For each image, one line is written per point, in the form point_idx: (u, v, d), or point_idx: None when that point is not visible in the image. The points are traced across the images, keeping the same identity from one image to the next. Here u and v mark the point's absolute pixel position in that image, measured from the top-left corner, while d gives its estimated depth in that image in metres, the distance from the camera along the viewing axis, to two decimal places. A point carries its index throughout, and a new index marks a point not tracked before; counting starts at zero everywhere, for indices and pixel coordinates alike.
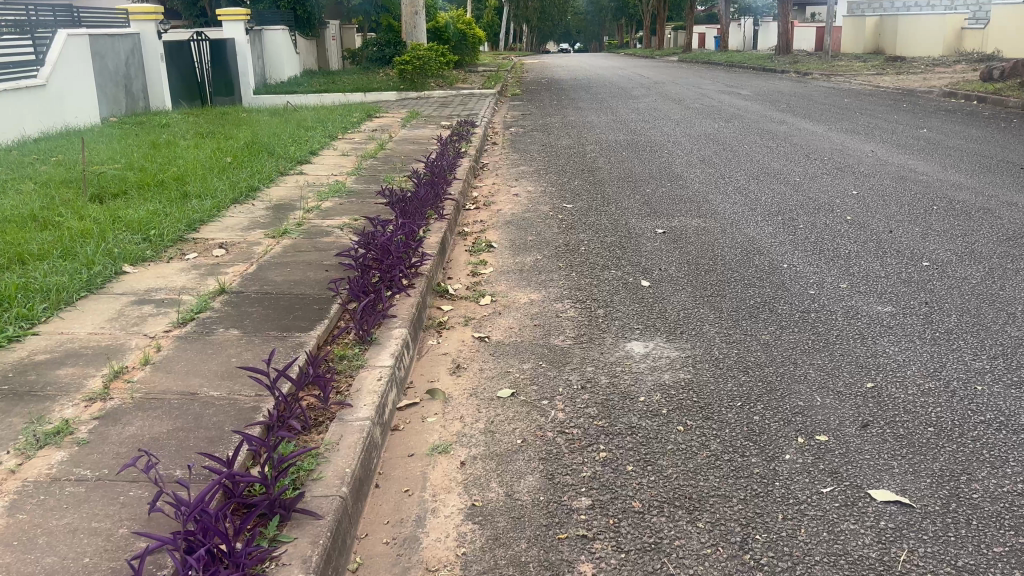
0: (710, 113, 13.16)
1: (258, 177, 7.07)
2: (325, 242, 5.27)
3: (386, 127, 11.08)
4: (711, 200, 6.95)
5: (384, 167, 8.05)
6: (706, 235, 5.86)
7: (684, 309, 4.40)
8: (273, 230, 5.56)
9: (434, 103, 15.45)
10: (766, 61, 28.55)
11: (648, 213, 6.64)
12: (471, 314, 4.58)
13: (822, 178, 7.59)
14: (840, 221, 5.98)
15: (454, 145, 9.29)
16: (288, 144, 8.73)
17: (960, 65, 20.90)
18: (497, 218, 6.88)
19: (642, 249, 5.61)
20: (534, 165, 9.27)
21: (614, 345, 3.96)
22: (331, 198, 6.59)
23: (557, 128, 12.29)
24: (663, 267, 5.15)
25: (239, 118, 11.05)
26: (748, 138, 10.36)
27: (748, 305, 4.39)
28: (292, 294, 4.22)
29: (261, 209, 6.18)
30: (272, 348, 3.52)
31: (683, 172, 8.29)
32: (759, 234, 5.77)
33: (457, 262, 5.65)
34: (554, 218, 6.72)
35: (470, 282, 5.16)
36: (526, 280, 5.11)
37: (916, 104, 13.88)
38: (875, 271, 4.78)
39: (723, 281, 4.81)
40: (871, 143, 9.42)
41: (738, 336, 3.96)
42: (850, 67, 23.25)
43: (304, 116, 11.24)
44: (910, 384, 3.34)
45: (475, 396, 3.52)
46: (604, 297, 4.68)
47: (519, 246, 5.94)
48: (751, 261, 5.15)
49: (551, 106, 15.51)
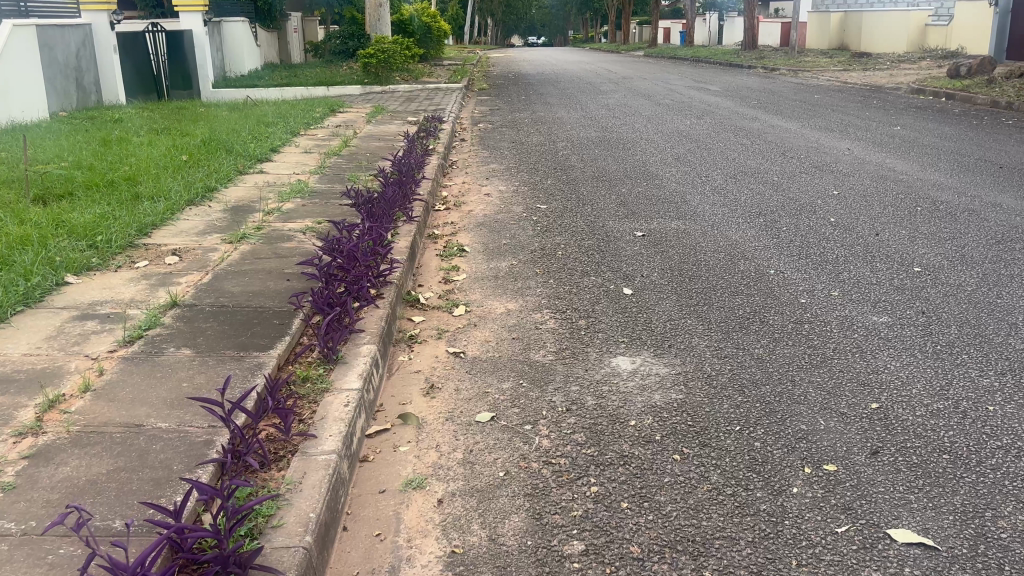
0: (681, 109, 12.97)
1: (215, 177, 6.70)
2: (287, 248, 4.95)
3: (351, 123, 10.73)
4: (689, 201, 6.74)
5: (348, 165, 7.71)
6: (687, 238, 5.64)
7: (670, 319, 4.17)
8: (230, 235, 5.21)
9: (399, 98, 15.10)
10: (732, 56, 28.56)
11: (625, 214, 6.41)
12: (444, 325, 4.30)
13: (802, 177, 7.43)
14: (824, 223, 5.80)
15: (422, 142, 8.97)
16: (248, 141, 8.34)
17: (925, 61, 21.04)
18: (468, 219, 6.60)
19: (621, 254, 5.37)
20: (505, 163, 9.00)
21: (600, 360, 3.71)
22: (293, 199, 6.25)
23: (526, 124, 12.01)
24: (645, 273, 4.92)
25: (196, 113, 10.61)
26: (721, 135, 10.20)
27: (737, 315, 4.16)
28: (250, 308, 3.90)
29: (217, 212, 5.82)
30: (227, 372, 3.20)
31: (659, 170, 8.07)
32: (742, 237, 5.56)
33: (428, 268, 5.36)
34: (528, 220, 6.45)
35: (442, 290, 4.87)
36: (501, 288, 4.83)
37: (886, 101, 13.88)
38: (866, 278, 4.59)
39: (709, 288, 4.59)
40: (846, 142, 9.29)
41: (730, 350, 3.73)
42: (816, 63, 23.31)
43: (264, 112, 10.85)
44: (917, 405, 3.14)
45: (451, 420, 3.23)
46: (585, 307, 4.43)
47: (493, 250, 5.67)
48: (736, 266, 4.93)
49: (519, 101, 15.23)
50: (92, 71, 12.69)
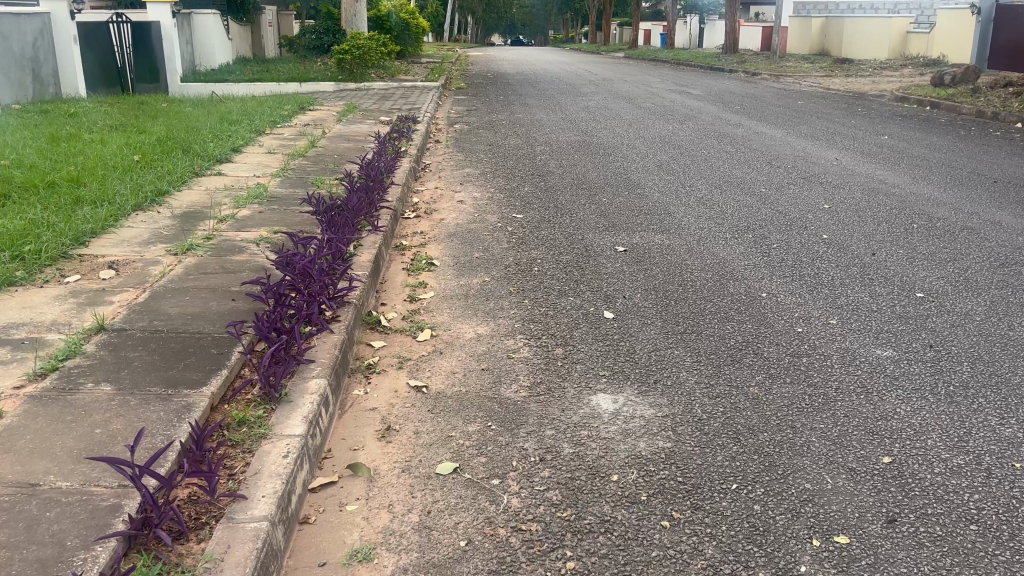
0: (663, 113, 12.64)
1: (167, 179, 6.23)
2: (237, 262, 4.51)
3: (320, 121, 10.27)
4: (673, 213, 6.39)
5: (314, 168, 7.28)
6: (672, 253, 5.29)
7: (656, 348, 3.80)
8: (176, 245, 4.76)
9: (374, 96, 14.64)
10: (714, 60, 28.39)
11: (606, 226, 6.04)
12: (406, 352, 3.89)
13: (790, 189, 7.11)
14: (816, 241, 5.48)
15: (393, 144, 8.56)
16: (207, 140, 7.87)
17: (907, 69, 20.95)
18: (438, 229, 6.19)
19: (602, 271, 5.00)
20: (481, 167, 8.61)
21: (578, 398, 3.32)
22: (250, 205, 5.80)
23: (504, 125, 11.62)
24: (628, 294, 4.55)
25: (157, 109, 10.11)
26: (705, 141, 9.87)
27: (727, 345, 3.81)
28: (186, 335, 3.47)
29: (166, 218, 5.36)
30: (149, 415, 2.77)
31: (641, 179, 7.72)
32: (730, 254, 5.21)
33: (393, 284, 4.95)
34: (502, 231, 6.06)
35: (406, 310, 4.46)
36: (470, 309, 4.43)
37: (870, 109, 13.66)
38: (866, 305, 4.25)
39: (697, 312, 4.23)
40: (834, 151, 9.01)
41: (723, 389, 3.37)
42: (798, 68, 23.17)
43: (229, 108, 10.36)
44: (936, 460, 2.78)
45: (408, 472, 2.83)
46: (563, 332, 4.04)
47: (464, 264, 5.27)
48: (726, 288, 4.58)
49: (498, 102, 14.84)
50: (50, 62, 12.11)
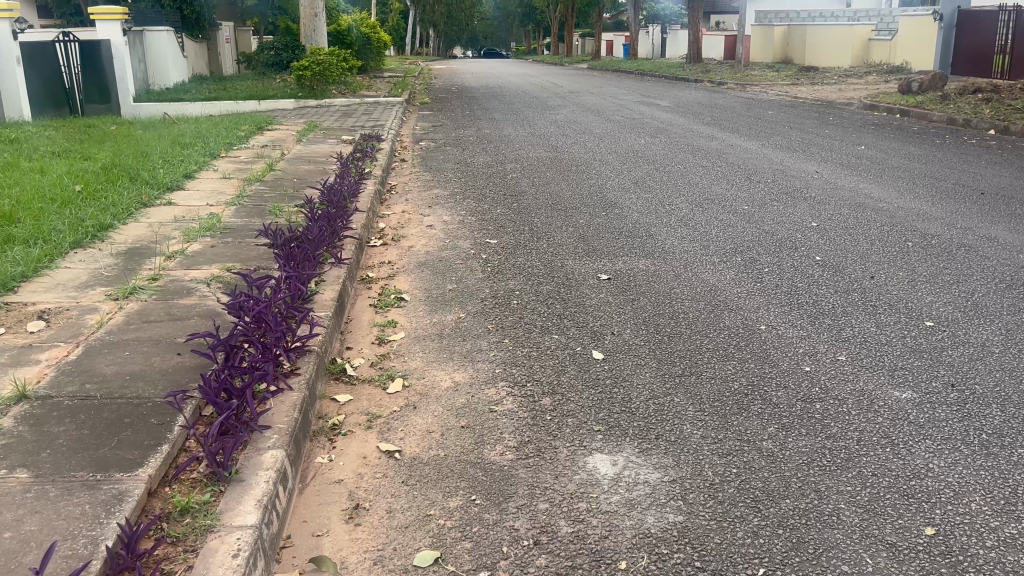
0: (634, 126, 12.36)
1: (111, 211, 5.77)
2: (185, 307, 4.06)
3: (279, 142, 9.83)
4: (655, 234, 6.06)
5: (272, 194, 6.84)
6: (659, 281, 4.95)
7: (654, 394, 3.44)
8: (118, 288, 4.31)
9: (337, 113, 14.21)
10: (678, 69, 28.37)
11: (586, 251, 5.69)
12: (375, 407, 3.47)
13: (774, 205, 6.85)
14: (809, 264, 5.19)
15: (357, 165, 8.16)
16: (157, 166, 7.39)
17: (871, 76, 21.01)
18: (407, 258, 5.79)
19: (587, 303, 4.64)
20: (450, 187, 8.23)
21: (573, 461, 2.94)
22: (202, 238, 5.36)
23: (471, 142, 11.25)
24: (617, 330, 4.19)
25: (106, 132, 9.60)
26: (680, 155, 9.61)
27: (731, 390, 3.46)
28: (123, 400, 3.02)
29: (107, 256, 4.89)
30: (70, 510, 2.33)
31: (618, 197, 7.39)
32: (721, 281, 4.89)
33: (359, 323, 4.53)
34: (476, 259, 5.68)
35: (374, 356, 4.04)
36: (446, 352, 4.03)
37: (842, 117, 13.56)
38: (875, 338, 3.94)
39: (694, 349, 3.89)
40: (812, 164, 8.79)
41: (733, 445, 3.01)
42: (763, 77, 23.17)
43: (183, 130, 9.89)
44: (985, 530, 2.44)
45: (381, 567, 2.42)
46: (549, 377, 3.66)
47: (436, 298, 4.88)
48: (720, 320, 4.25)
49: (464, 117, 14.50)
50: None
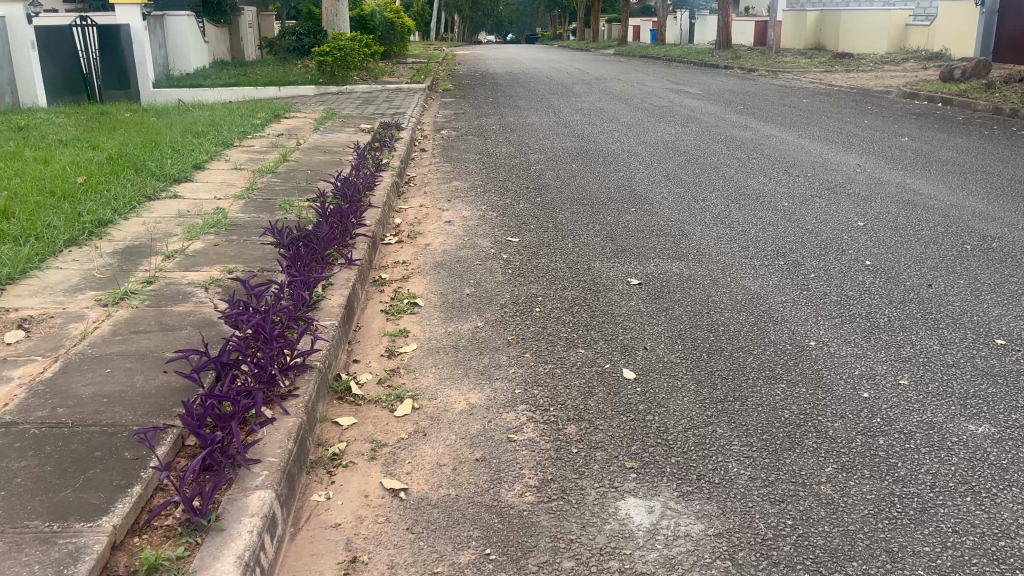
0: (663, 115, 11.90)
1: (113, 205, 5.46)
2: (179, 315, 3.73)
3: (296, 130, 9.51)
4: (689, 233, 5.67)
5: (283, 187, 6.50)
6: (694, 287, 4.56)
7: (693, 422, 3.06)
8: (110, 292, 3.99)
9: (357, 100, 13.89)
10: (706, 55, 27.74)
11: (615, 252, 5.31)
12: (381, 433, 3.11)
13: (816, 202, 6.43)
14: (858, 269, 4.77)
15: (374, 156, 7.82)
16: (166, 156, 7.09)
17: (909, 63, 20.35)
18: (423, 258, 5.43)
19: (616, 311, 4.26)
20: (470, 180, 7.86)
21: (603, 506, 2.58)
22: (205, 236, 5.04)
23: (494, 131, 10.87)
24: (651, 344, 3.81)
25: (118, 119, 9.34)
26: (712, 146, 9.18)
27: (781, 420, 3.07)
28: (96, 428, 2.69)
29: (102, 255, 4.57)
30: (16, 572, 1.99)
31: (647, 191, 6.98)
32: (763, 288, 4.50)
33: (369, 331, 4.18)
34: (497, 259, 5.31)
35: (383, 371, 3.68)
36: (462, 367, 3.67)
37: (881, 107, 13.02)
38: (940, 358, 3.54)
39: (737, 369, 3.50)
40: (854, 157, 8.33)
41: (787, 489, 2.63)
42: (795, 64, 22.52)
43: (197, 117, 9.60)
44: None
45: None
46: (576, 400, 3.30)
47: (453, 302, 4.52)
48: (764, 335, 3.85)
49: (487, 104, 14.12)
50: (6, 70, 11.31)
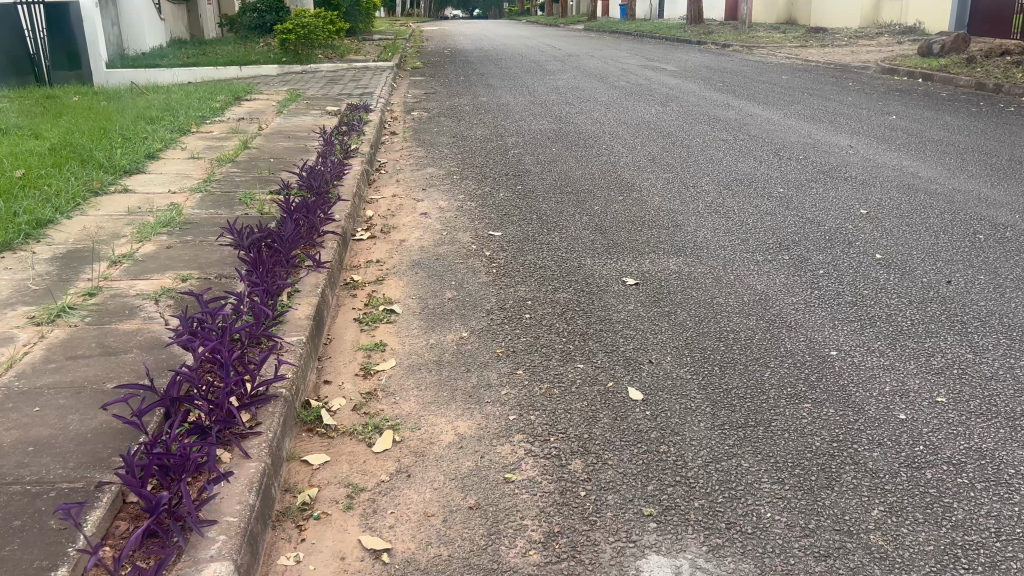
0: (641, 94, 11.49)
1: (54, 202, 4.95)
2: (123, 335, 3.27)
3: (257, 113, 8.98)
4: (683, 224, 5.30)
5: (244, 178, 6.02)
6: (696, 287, 4.21)
7: (714, 454, 2.71)
8: (46, 307, 3.52)
9: (322, 80, 13.31)
10: (678, 31, 27.34)
11: (606, 247, 4.93)
12: (358, 475, 2.70)
13: (813, 187, 6.10)
14: (869, 264, 4.44)
15: (342, 142, 7.35)
16: (115, 145, 6.55)
17: (884, 38, 20.11)
18: (399, 256, 5.00)
19: (614, 317, 3.88)
20: (445, 166, 7.41)
21: (621, 567, 2.21)
22: (157, 237, 4.57)
23: (467, 112, 10.39)
24: (656, 357, 3.44)
25: (65, 103, 8.73)
26: (696, 126, 8.82)
27: (813, 449, 2.72)
28: (18, 486, 2.25)
29: (39, 262, 4.09)
30: None
31: (634, 178, 6.61)
32: (770, 288, 4.15)
33: (341, 345, 3.76)
34: (478, 257, 4.90)
35: (358, 394, 3.27)
36: (447, 388, 3.27)
37: (862, 83, 12.74)
38: (977, 367, 3.21)
39: (755, 387, 3.14)
40: (844, 137, 8.01)
41: (833, 540, 2.28)
42: (770, 39, 22.20)
43: (151, 101, 9.02)
44: None
45: None
46: (579, 426, 2.92)
47: (434, 309, 4.11)
48: (779, 345, 3.50)
49: (459, 83, 13.61)
50: None
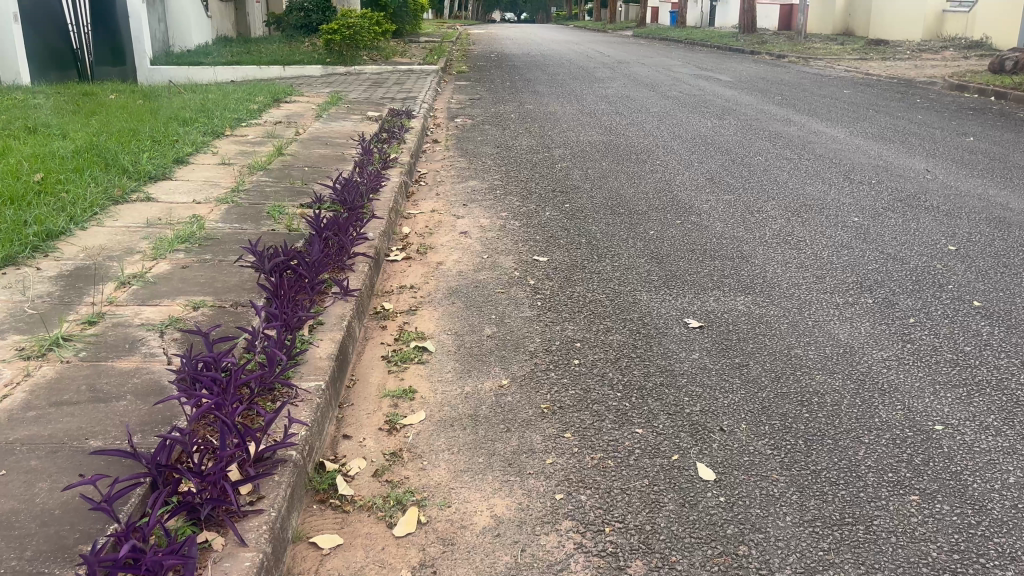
0: (696, 105, 10.94)
1: (68, 211, 4.59)
2: (117, 377, 2.87)
3: (295, 117, 8.64)
4: (749, 256, 4.80)
5: (275, 187, 5.65)
6: (768, 334, 3.71)
7: (808, 565, 2.24)
8: (38, 336, 3.15)
9: (365, 82, 12.97)
10: (730, 39, 26.63)
11: (664, 280, 4.44)
12: (375, 568, 2.26)
13: (891, 217, 5.56)
14: (966, 312, 3.91)
15: (380, 151, 6.97)
16: (142, 149, 6.22)
17: (948, 52, 19.24)
18: (435, 281, 4.57)
19: (676, 367, 3.41)
20: (488, 178, 6.98)
21: None
22: (173, 254, 4.20)
23: (512, 120, 9.95)
24: (727, 424, 2.96)
25: (99, 102, 8.47)
26: (757, 143, 8.28)
27: (930, 563, 2.23)
28: None
29: (42, 281, 3.72)
30: None
31: (691, 199, 6.11)
32: (855, 339, 3.64)
33: (366, 389, 3.32)
34: (522, 286, 4.45)
35: (381, 455, 2.83)
36: (485, 451, 2.83)
37: (931, 99, 12.05)
38: None
39: (848, 472, 2.65)
40: (919, 160, 7.42)
41: None
42: (827, 50, 21.41)
43: (187, 101, 8.73)
44: None
45: None
46: (640, 515, 2.46)
47: (472, 348, 3.67)
48: (871, 415, 2.99)
49: (505, 90, 13.17)
50: None
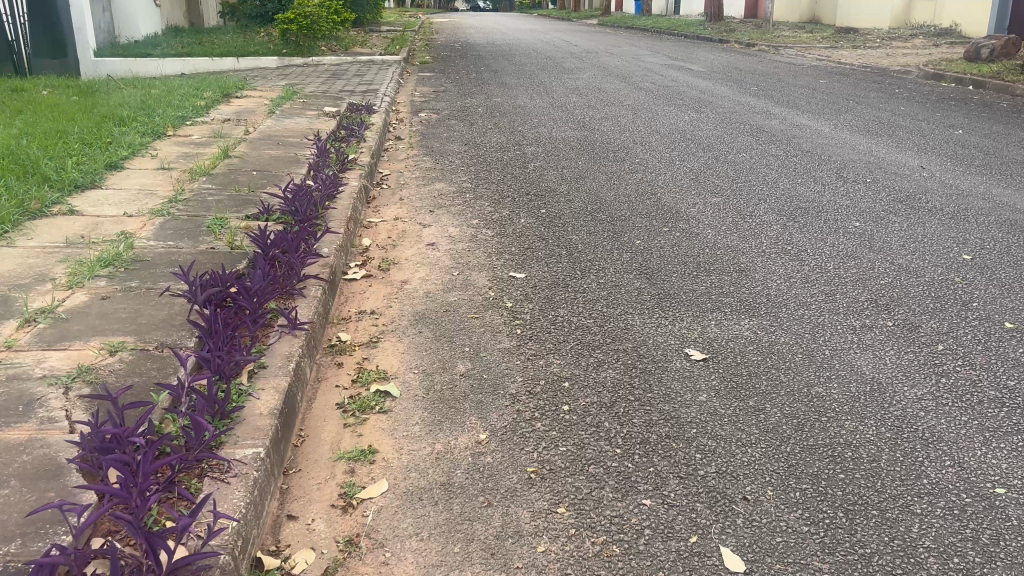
0: (670, 97, 10.48)
1: None
2: (1, 454, 2.31)
3: (245, 113, 8.02)
4: (749, 269, 4.33)
5: (218, 196, 5.06)
6: (783, 368, 3.23)
7: None
8: None
9: (323, 75, 12.32)
10: (698, 28, 26.25)
11: (657, 300, 3.95)
12: None
13: (895, 221, 5.11)
14: (1000, 336, 3.47)
15: (338, 151, 6.39)
16: (70, 153, 5.59)
17: (918, 41, 19.01)
18: (400, 305, 4.03)
19: (682, 414, 2.92)
20: (456, 181, 6.44)
21: None
22: (93, 281, 3.62)
23: (479, 115, 9.40)
24: (751, 491, 2.47)
25: (29, 98, 7.76)
26: (739, 138, 7.83)
27: None
28: None
29: None
30: None
31: (677, 202, 5.63)
32: (883, 374, 3.17)
33: (317, 451, 2.77)
34: (499, 309, 3.94)
35: (334, 544, 2.30)
36: (462, 536, 2.31)
37: (911, 89, 11.69)
38: None
39: (904, 558, 2.18)
40: (911, 155, 7.02)
41: None
42: (797, 38, 21.10)
43: (126, 97, 8.06)
44: None
45: None
46: None
47: (442, 392, 3.14)
48: (919, 475, 2.52)
49: (470, 81, 12.59)
50: None
